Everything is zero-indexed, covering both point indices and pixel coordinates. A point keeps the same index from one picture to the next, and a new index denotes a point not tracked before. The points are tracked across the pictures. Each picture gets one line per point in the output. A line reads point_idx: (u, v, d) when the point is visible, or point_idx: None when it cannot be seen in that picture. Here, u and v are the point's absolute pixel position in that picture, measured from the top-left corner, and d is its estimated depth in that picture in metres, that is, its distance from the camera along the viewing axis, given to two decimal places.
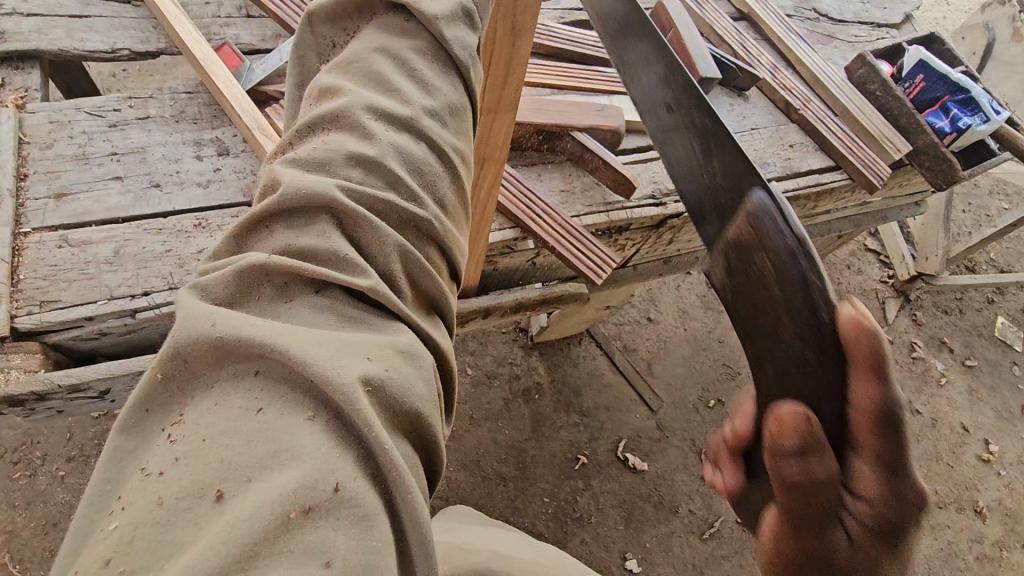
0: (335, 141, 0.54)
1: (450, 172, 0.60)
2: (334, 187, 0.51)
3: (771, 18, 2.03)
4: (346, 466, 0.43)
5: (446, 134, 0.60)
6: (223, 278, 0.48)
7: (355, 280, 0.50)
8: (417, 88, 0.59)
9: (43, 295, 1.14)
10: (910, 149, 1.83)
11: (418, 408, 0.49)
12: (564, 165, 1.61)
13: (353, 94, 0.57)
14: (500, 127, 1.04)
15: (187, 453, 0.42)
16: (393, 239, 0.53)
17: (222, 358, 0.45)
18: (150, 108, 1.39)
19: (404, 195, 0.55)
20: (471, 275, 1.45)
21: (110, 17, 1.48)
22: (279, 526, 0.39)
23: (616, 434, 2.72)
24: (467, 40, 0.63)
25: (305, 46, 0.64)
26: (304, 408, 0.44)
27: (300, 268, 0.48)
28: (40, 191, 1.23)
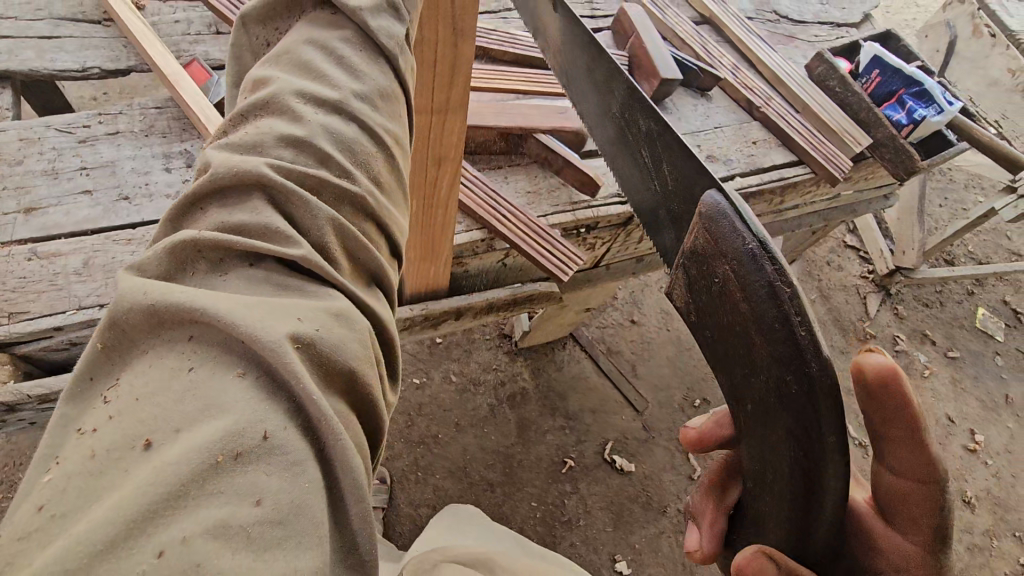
0: (266, 127, 0.52)
1: (385, 152, 0.58)
2: (263, 165, 0.49)
3: (731, 21, 2.09)
4: (277, 414, 0.38)
5: (378, 116, 0.58)
6: (156, 255, 0.44)
7: (285, 250, 0.46)
8: (346, 74, 0.58)
9: (11, 307, 1.16)
10: (870, 141, 1.88)
11: (352, 366, 0.44)
12: (530, 167, 1.65)
13: (282, 81, 0.55)
14: (451, 126, 1.07)
15: (121, 410, 0.37)
16: (326, 213, 0.50)
17: (157, 320, 0.39)
18: (119, 123, 1.43)
19: (335, 173, 0.53)
20: (441, 277, 1.47)
21: (81, 37, 1.52)
22: (206, 469, 0.34)
23: (602, 436, 2.73)
24: (396, 30, 0.63)
25: (240, 48, 0.64)
26: (235, 362, 0.39)
27: (231, 241, 0.45)
28: (9, 206, 1.26)
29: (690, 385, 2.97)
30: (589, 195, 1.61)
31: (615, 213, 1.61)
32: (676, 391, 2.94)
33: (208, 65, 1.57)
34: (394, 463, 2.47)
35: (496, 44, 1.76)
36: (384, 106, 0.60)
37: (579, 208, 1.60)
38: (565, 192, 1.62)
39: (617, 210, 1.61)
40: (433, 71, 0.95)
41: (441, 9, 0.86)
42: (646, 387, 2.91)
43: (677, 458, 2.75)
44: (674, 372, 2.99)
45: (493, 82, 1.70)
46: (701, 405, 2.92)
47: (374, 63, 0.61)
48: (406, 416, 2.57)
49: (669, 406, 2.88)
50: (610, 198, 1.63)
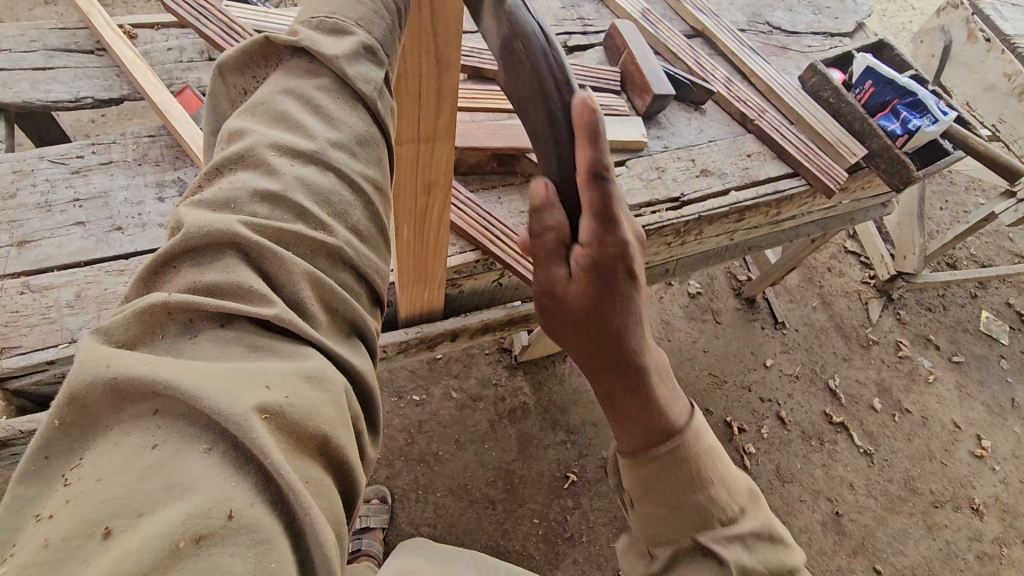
0: (242, 181, 0.52)
1: (363, 200, 0.58)
2: (236, 224, 0.48)
3: (724, 34, 2.09)
4: (244, 492, 0.39)
5: (356, 163, 0.58)
6: (122, 322, 0.44)
7: (258, 311, 0.46)
8: (322, 123, 0.58)
9: (4, 342, 1.16)
10: (865, 152, 1.88)
11: (326, 431, 0.45)
12: (524, 186, 1.64)
13: (259, 133, 0.54)
14: (440, 153, 1.07)
15: (80, 492, 0.37)
16: (302, 269, 0.50)
17: (119, 397, 0.40)
18: (112, 153, 1.43)
19: (313, 227, 0.52)
20: (435, 299, 1.47)
21: (74, 67, 1.53)
22: (167, 556, 0.34)
23: (604, 450, 2.71)
24: (374, 74, 0.63)
25: (218, 97, 0.63)
26: (200, 439, 0.40)
27: (203, 305, 0.45)
28: (2, 239, 1.26)
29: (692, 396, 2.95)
30: None
31: None
32: None
33: (200, 91, 1.58)
34: (395, 482, 2.46)
35: (488, 63, 1.77)
36: (363, 151, 0.60)
37: None
38: None
39: None
40: (419, 103, 0.95)
41: (425, 41, 0.86)
42: None
43: None
44: None
45: (485, 101, 1.70)
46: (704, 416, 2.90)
47: (353, 108, 0.61)
48: (406, 434, 2.56)
49: None
50: None
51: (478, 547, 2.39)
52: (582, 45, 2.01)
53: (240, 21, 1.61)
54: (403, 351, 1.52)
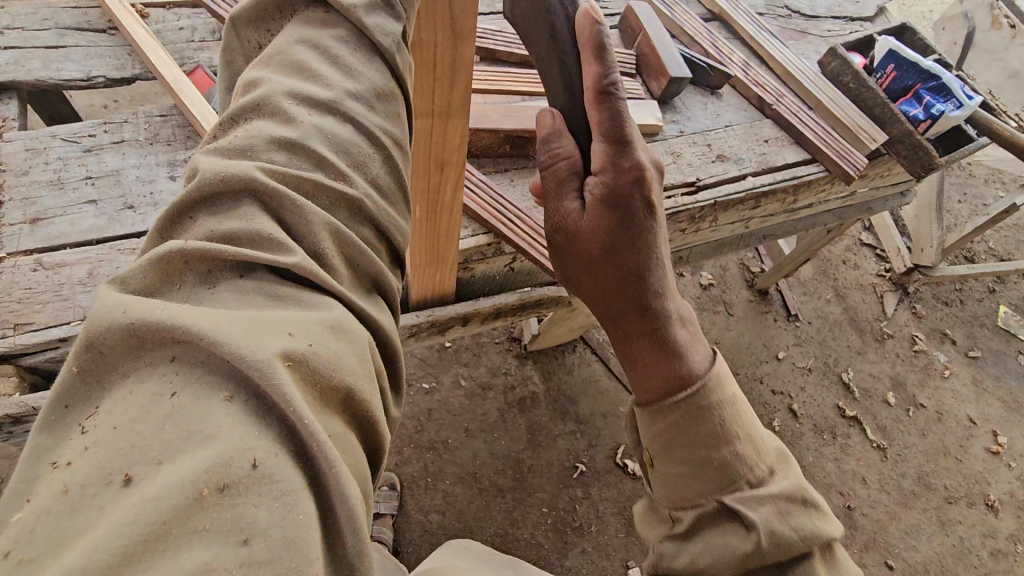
0: (257, 130, 0.50)
1: (383, 158, 0.56)
2: (254, 169, 0.47)
3: (742, 16, 2.05)
4: (267, 442, 0.37)
5: (374, 119, 0.57)
6: (140, 268, 0.43)
7: (278, 258, 0.45)
8: (342, 76, 0.56)
9: (17, 318, 1.16)
10: (886, 138, 1.83)
11: (350, 382, 0.43)
12: (537, 169, 1.62)
13: (272, 82, 0.53)
14: (455, 128, 1.04)
15: (100, 439, 0.37)
16: (321, 217, 0.48)
17: (137, 344, 0.39)
18: (124, 131, 1.42)
19: (332, 174, 0.51)
20: (448, 280, 1.45)
21: (86, 46, 1.52)
22: (191, 505, 0.33)
23: (614, 440, 2.70)
24: (394, 28, 0.61)
25: (232, 51, 0.63)
26: (222, 388, 0.38)
27: (218, 251, 0.44)
28: (15, 217, 1.26)
29: None
30: None
31: None
32: None
33: (211, 71, 1.56)
34: (404, 469, 2.45)
35: (501, 45, 1.75)
36: (381, 108, 0.58)
37: None
38: None
39: None
40: (433, 76, 0.92)
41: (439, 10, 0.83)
42: None
43: None
44: None
45: (498, 83, 1.67)
46: None
47: (374, 65, 0.59)
48: (416, 421, 2.57)
49: None
50: None
51: (486, 535, 2.39)
52: None
53: None
54: (416, 334, 1.51)
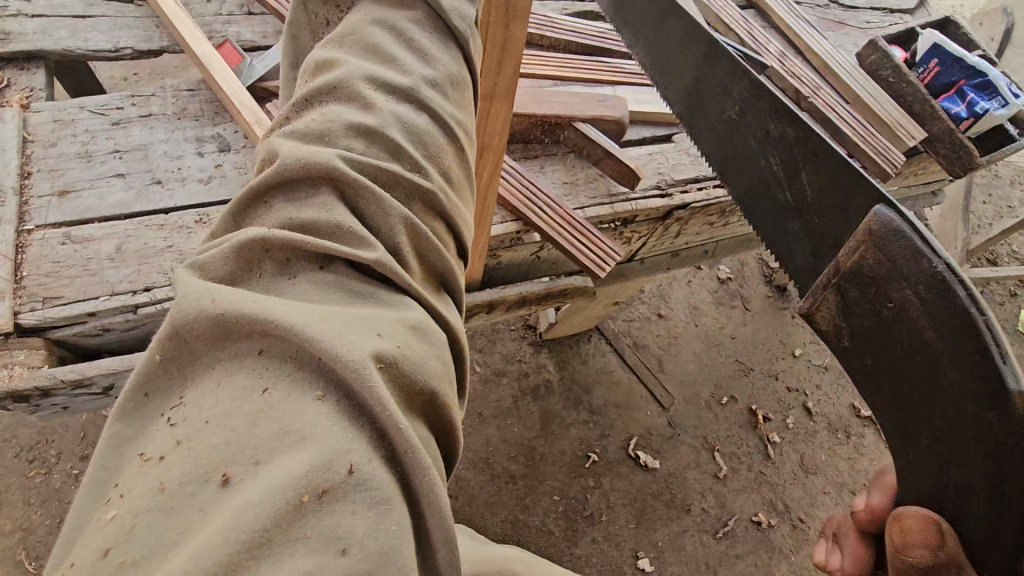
0: (333, 114, 0.48)
1: (456, 145, 0.53)
2: (334, 157, 0.45)
3: (779, 6, 1.99)
4: (361, 446, 0.35)
5: (448, 105, 0.54)
6: (221, 254, 0.41)
7: (359, 254, 0.43)
8: (416, 59, 0.54)
9: (46, 291, 1.15)
10: (925, 136, 1.78)
11: (434, 386, 0.41)
12: (568, 157, 1.59)
13: (350, 65, 0.51)
14: (497, 114, 1.02)
15: (190, 435, 0.35)
16: (399, 211, 0.46)
17: (224, 334, 0.37)
18: (153, 105, 1.40)
19: (407, 165, 0.49)
20: (475, 268, 1.43)
21: (113, 16, 1.49)
22: (293, 510, 0.32)
23: (626, 432, 2.69)
24: (466, 11, 0.59)
25: (299, 25, 0.61)
26: (313, 386, 0.36)
27: (303, 242, 0.41)
28: (44, 188, 1.24)
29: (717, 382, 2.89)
30: (628, 187, 1.55)
31: (654, 206, 1.55)
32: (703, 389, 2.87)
33: (239, 46, 1.53)
34: None
35: (534, 28, 1.70)
36: (455, 93, 0.56)
37: (616, 201, 1.54)
38: (603, 184, 1.56)
39: (657, 203, 1.55)
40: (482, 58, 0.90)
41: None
42: (671, 383, 2.85)
43: (702, 456, 2.69)
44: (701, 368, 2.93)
45: (530, 67, 1.64)
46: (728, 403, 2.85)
47: (445, 48, 0.57)
48: None
49: (695, 403, 2.82)
50: (649, 190, 1.56)
51: (497, 521, 2.40)
52: None
53: None
54: None
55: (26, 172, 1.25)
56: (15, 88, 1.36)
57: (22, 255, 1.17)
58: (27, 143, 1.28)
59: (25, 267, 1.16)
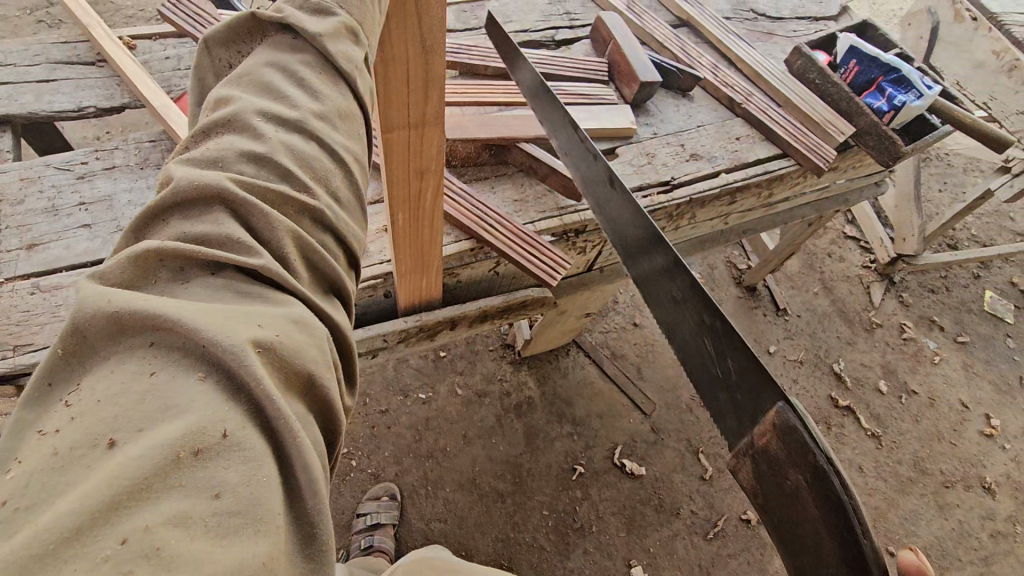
0: (227, 143, 0.55)
1: (342, 168, 0.61)
2: (224, 179, 0.52)
3: (709, 22, 2.13)
4: (236, 415, 0.42)
5: (336, 135, 0.62)
6: (120, 264, 0.47)
7: (245, 259, 0.50)
8: (305, 94, 0.61)
9: (16, 340, 1.20)
10: (853, 130, 1.89)
11: (310, 368, 0.48)
12: (516, 176, 1.67)
13: (243, 101, 0.58)
14: (429, 139, 1.07)
15: (83, 411, 0.41)
16: (284, 224, 0.53)
17: (119, 329, 0.44)
18: (116, 158, 1.48)
19: (295, 187, 0.56)
20: (433, 287, 1.49)
21: (76, 78, 1.58)
22: (171, 462, 0.38)
23: (611, 441, 2.72)
24: (355, 55, 0.66)
25: (202, 68, 0.67)
26: (195, 368, 0.43)
27: (194, 252, 0.48)
28: (12, 243, 1.30)
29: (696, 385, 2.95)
30: (575, 199, 1.64)
31: None
32: (683, 392, 2.92)
33: None
34: (403, 479, 2.49)
35: (477, 59, 1.82)
36: (342, 124, 0.64)
37: (565, 214, 1.63)
38: (552, 198, 1.65)
39: None
40: (406, 92, 0.94)
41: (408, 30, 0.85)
42: (651, 389, 2.91)
43: (687, 459, 2.73)
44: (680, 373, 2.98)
45: (476, 94, 1.74)
46: None
47: (333, 84, 0.64)
48: (414, 431, 2.61)
49: (676, 408, 2.87)
50: None
51: (488, 540, 2.41)
52: (569, 40, 2.05)
53: None
54: (404, 341, 1.55)
55: None
56: None
57: None
58: None
59: None
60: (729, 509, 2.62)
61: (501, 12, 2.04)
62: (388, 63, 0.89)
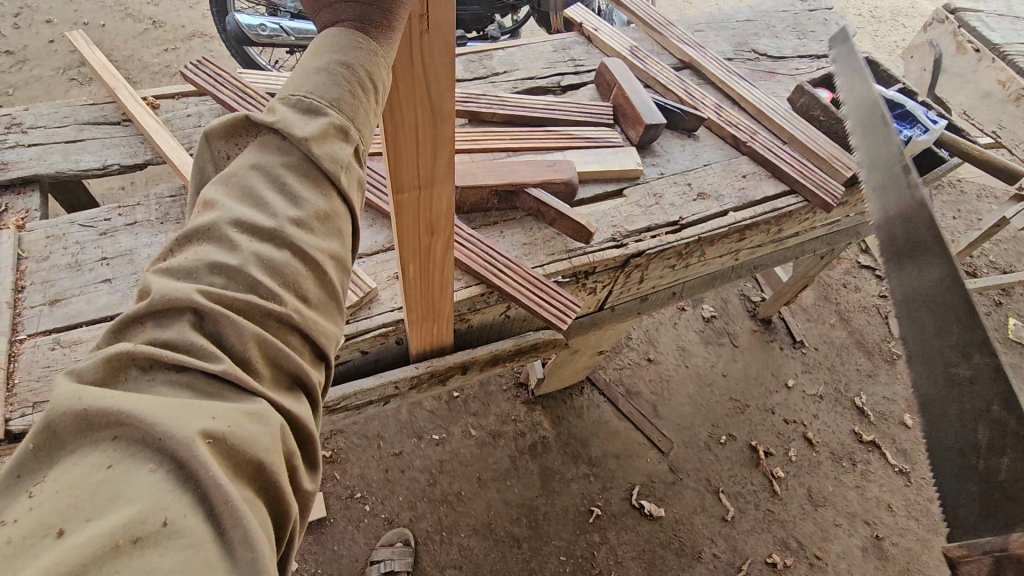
0: (202, 253, 0.59)
1: (316, 272, 0.64)
2: (192, 292, 0.55)
3: (711, 64, 2.18)
4: (180, 505, 0.44)
5: (312, 240, 0.64)
6: (87, 362, 0.50)
7: (207, 363, 0.52)
8: (286, 200, 0.64)
9: (36, 396, 1.22)
10: (860, 164, 1.88)
11: (262, 458, 0.50)
12: (525, 220, 1.69)
13: (223, 207, 0.61)
14: (438, 196, 1.09)
15: (35, 502, 0.43)
16: (250, 327, 0.55)
17: (78, 424, 0.47)
18: (138, 214, 1.53)
19: (263, 294, 0.58)
20: (445, 332, 1.50)
21: (103, 138, 1.65)
22: (111, 550, 0.40)
23: (628, 482, 2.66)
24: (343, 154, 0.67)
25: (202, 162, 0.69)
26: (146, 460, 0.45)
27: (158, 353, 0.51)
28: (36, 299, 1.34)
29: (714, 422, 2.90)
30: (584, 242, 1.66)
31: (610, 256, 1.65)
32: (701, 429, 2.87)
33: None
34: (417, 524, 2.45)
35: (485, 107, 1.87)
36: (321, 227, 0.66)
37: (574, 256, 1.64)
38: (561, 241, 1.66)
39: (612, 254, 1.65)
40: (416, 152, 0.97)
41: (418, 95, 0.88)
42: (668, 427, 2.85)
43: (707, 499, 2.65)
44: (697, 410, 2.93)
45: (484, 142, 1.78)
46: (728, 442, 2.84)
47: (316, 187, 0.66)
48: (428, 474, 2.58)
49: (695, 445, 2.81)
50: (605, 242, 1.67)
51: None
52: (574, 85, 2.10)
53: (251, 86, 1.76)
54: (416, 387, 1.55)
55: (19, 285, 1.36)
56: (13, 211, 1.49)
57: (14, 363, 1.25)
58: (22, 259, 1.39)
59: (17, 374, 1.24)
60: (754, 552, 2.53)
61: (508, 61, 2.12)
62: (400, 126, 0.92)
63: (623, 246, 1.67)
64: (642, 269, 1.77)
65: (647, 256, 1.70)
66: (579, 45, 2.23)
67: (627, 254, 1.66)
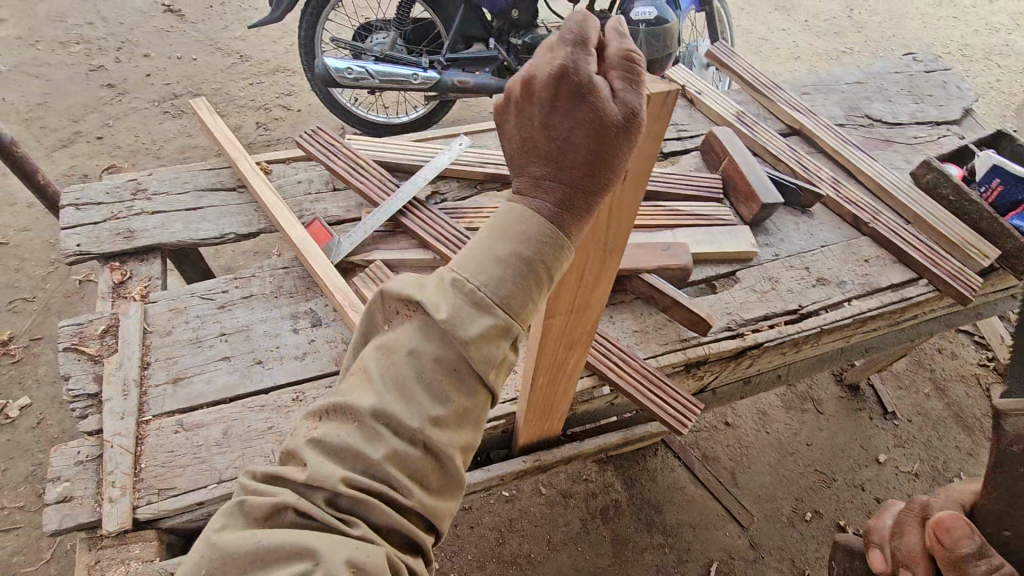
0: (347, 433, 0.71)
1: (441, 462, 0.73)
2: (338, 477, 0.68)
3: (823, 131, 2.07)
4: None
5: (446, 436, 0.72)
6: (261, 503, 0.70)
7: (346, 525, 0.68)
8: (431, 398, 0.71)
9: (161, 482, 1.22)
10: (999, 253, 1.78)
11: None
12: (635, 303, 1.63)
13: (374, 392, 0.71)
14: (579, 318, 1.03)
15: None
16: (379, 500, 0.69)
17: (255, 557, 0.66)
18: (253, 286, 1.53)
19: (393, 481, 0.70)
20: (554, 425, 1.45)
21: (220, 204, 1.67)
22: None
23: (706, 556, 2.53)
24: (496, 357, 0.71)
25: (377, 306, 0.76)
26: None
27: (309, 509, 0.68)
28: (160, 377, 1.35)
29: (798, 496, 2.73)
30: (699, 331, 1.57)
31: (726, 348, 1.57)
32: (784, 503, 2.71)
33: (326, 221, 1.67)
34: None
35: None
36: (456, 420, 0.73)
37: (689, 346, 1.56)
38: (673, 329, 1.59)
39: (728, 345, 1.57)
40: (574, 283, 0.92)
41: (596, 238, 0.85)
42: (748, 498, 2.71)
43: None
44: (779, 481, 2.77)
45: None
46: (813, 519, 2.67)
47: (460, 386, 0.72)
48: (497, 534, 2.52)
49: (777, 520, 2.65)
50: (720, 333, 1.59)
51: None
52: (677, 151, 2.04)
53: (360, 155, 1.75)
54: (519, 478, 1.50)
55: (144, 362, 1.37)
56: (137, 280, 1.52)
57: (140, 446, 1.26)
58: (147, 333, 1.41)
59: (142, 459, 1.24)
60: None
61: None
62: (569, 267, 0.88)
63: (740, 337, 1.59)
64: (755, 357, 1.68)
65: (765, 347, 1.61)
66: (681, 109, 2.16)
67: (745, 345, 1.58)
